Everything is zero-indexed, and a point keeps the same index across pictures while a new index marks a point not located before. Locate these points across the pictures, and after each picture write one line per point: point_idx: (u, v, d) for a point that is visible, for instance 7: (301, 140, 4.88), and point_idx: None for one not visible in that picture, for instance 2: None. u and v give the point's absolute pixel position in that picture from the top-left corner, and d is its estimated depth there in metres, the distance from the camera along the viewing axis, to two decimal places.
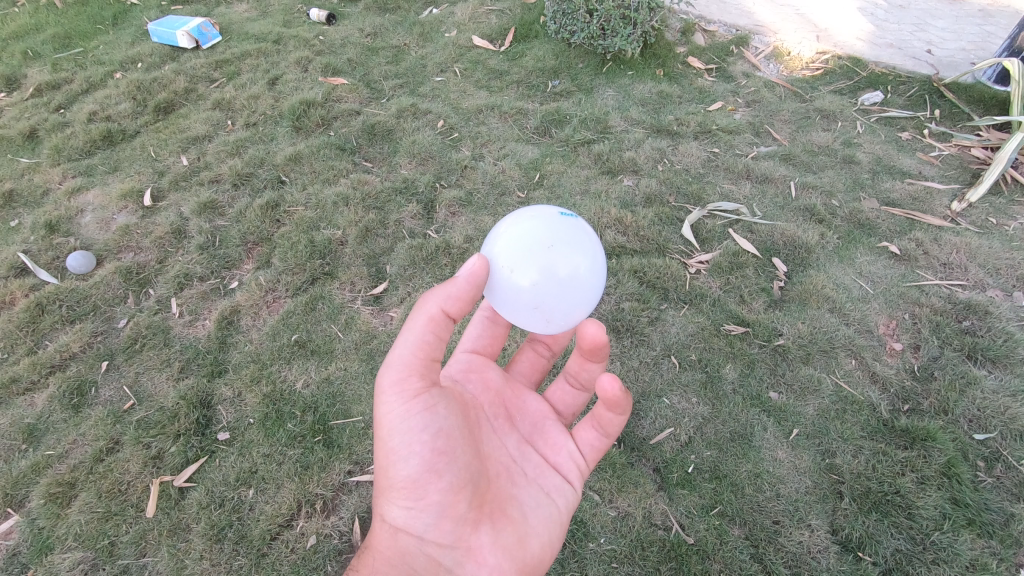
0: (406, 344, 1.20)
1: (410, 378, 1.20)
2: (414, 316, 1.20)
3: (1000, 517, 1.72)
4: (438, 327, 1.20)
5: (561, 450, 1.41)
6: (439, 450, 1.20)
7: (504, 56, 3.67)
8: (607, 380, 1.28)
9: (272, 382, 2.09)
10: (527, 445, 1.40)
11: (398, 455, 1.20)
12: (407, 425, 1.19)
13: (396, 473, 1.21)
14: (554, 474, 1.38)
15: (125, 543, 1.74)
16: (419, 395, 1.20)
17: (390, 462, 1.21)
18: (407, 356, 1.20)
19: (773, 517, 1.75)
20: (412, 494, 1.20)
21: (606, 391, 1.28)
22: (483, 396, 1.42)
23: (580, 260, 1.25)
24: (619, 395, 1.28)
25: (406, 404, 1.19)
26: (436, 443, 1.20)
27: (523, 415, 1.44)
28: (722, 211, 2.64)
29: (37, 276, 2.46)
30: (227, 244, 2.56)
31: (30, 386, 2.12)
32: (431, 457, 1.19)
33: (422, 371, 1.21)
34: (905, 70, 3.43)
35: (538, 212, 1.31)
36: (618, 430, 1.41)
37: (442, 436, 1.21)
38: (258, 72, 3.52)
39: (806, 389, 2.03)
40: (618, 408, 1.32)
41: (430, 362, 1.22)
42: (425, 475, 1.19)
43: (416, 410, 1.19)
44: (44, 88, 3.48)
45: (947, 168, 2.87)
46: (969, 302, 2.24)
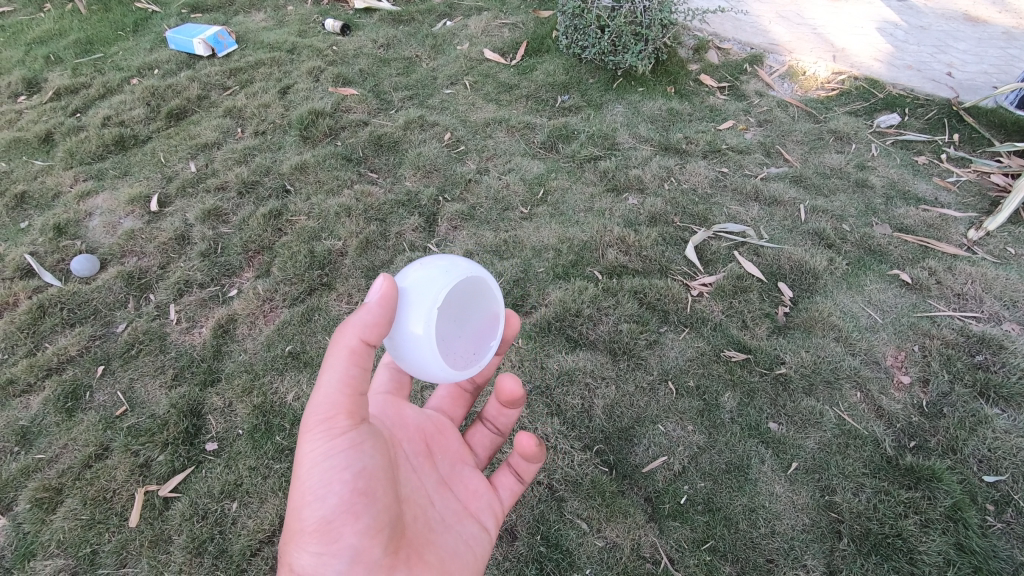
0: (331, 380, 1.17)
1: (337, 417, 1.17)
2: (335, 349, 1.16)
3: (1009, 566, 1.64)
4: (361, 361, 1.18)
5: (479, 498, 1.46)
6: (360, 490, 1.17)
7: (514, 69, 3.67)
8: (523, 437, 1.45)
9: (263, 393, 2.08)
10: (446, 488, 1.42)
11: (313, 496, 1.15)
12: (330, 464, 1.16)
13: (306, 516, 1.14)
14: (473, 521, 1.42)
15: (107, 552, 1.73)
16: (345, 433, 1.18)
17: (303, 502, 1.15)
18: (332, 392, 1.17)
19: (767, 555, 1.69)
20: (324, 536, 1.13)
21: (524, 446, 1.45)
22: (402, 433, 1.40)
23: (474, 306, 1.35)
24: (535, 450, 1.45)
25: (329, 443, 1.17)
26: (357, 482, 1.18)
27: (444, 455, 1.48)
28: (728, 233, 2.59)
29: (42, 278, 2.49)
30: (228, 252, 2.57)
31: (27, 389, 2.13)
32: (351, 496, 1.16)
33: (349, 409, 1.19)
34: (923, 93, 3.35)
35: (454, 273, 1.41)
36: (532, 475, 1.55)
37: (364, 475, 1.19)
38: (271, 81, 3.57)
39: (807, 421, 1.96)
40: (533, 460, 1.48)
41: (355, 397, 1.19)
42: (341, 516, 1.14)
43: (340, 446, 1.17)
44: (63, 93, 3.56)
45: (965, 195, 2.79)
46: (982, 336, 2.16)
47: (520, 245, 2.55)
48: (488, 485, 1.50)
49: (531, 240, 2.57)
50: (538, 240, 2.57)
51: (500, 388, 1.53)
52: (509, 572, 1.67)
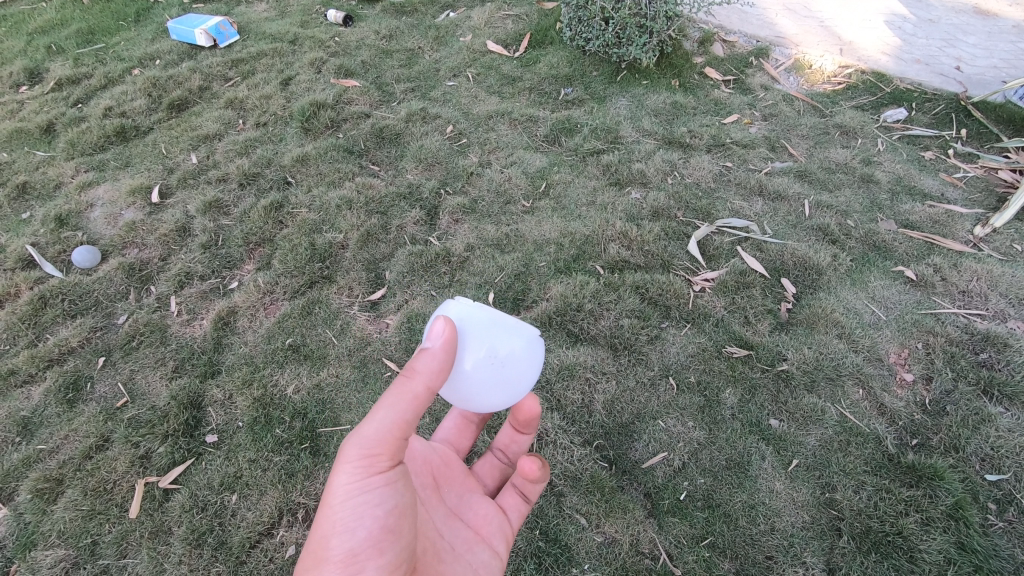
0: (379, 421, 1.16)
1: (379, 456, 1.17)
2: (395, 394, 1.15)
3: (1009, 564, 1.63)
4: (420, 407, 1.18)
5: (491, 520, 1.46)
6: (388, 527, 1.19)
7: (517, 62, 3.64)
8: (529, 460, 1.44)
9: (263, 386, 2.07)
10: (455, 518, 1.44)
11: (342, 528, 1.14)
12: (363, 499, 1.16)
13: (333, 546, 1.14)
14: (485, 547, 1.42)
15: (107, 543, 1.73)
16: (382, 473, 1.18)
17: (332, 532, 1.14)
18: (378, 432, 1.16)
19: (765, 551, 1.68)
20: (347, 568, 1.13)
21: (528, 468, 1.44)
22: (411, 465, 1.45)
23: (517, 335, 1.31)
24: (538, 473, 1.44)
25: (364, 479, 1.17)
26: (387, 520, 1.19)
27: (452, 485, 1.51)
28: (731, 228, 2.57)
29: (43, 269, 2.49)
30: (229, 244, 2.56)
31: (27, 379, 2.14)
32: (379, 532, 1.17)
33: (391, 452, 1.18)
34: (931, 87, 3.31)
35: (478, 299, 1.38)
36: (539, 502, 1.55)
37: (395, 514, 1.20)
38: (273, 72, 3.55)
39: (808, 418, 1.95)
40: (537, 480, 1.45)
41: (400, 442, 1.19)
42: (367, 550, 1.15)
43: (375, 483, 1.18)
44: (65, 83, 3.55)
45: (972, 191, 2.76)
46: (987, 334, 2.14)
47: (521, 239, 2.53)
48: (498, 509, 1.49)
49: (532, 234, 2.55)
50: (540, 234, 2.55)
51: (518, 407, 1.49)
52: (509, 568, 1.67)
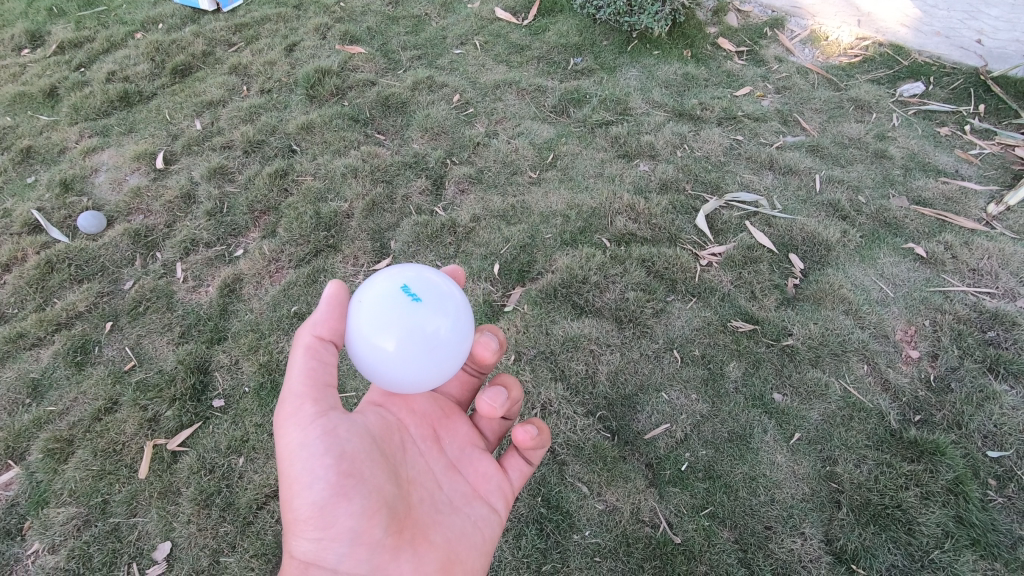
0: (295, 375, 1.23)
1: (305, 405, 1.21)
2: (297, 350, 1.26)
3: (1007, 539, 1.64)
4: (319, 354, 1.26)
5: (489, 479, 1.46)
6: (345, 472, 1.17)
7: (526, 30, 3.56)
8: (521, 429, 1.39)
9: (269, 352, 2.09)
10: (451, 473, 1.42)
11: (301, 486, 1.16)
12: (309, 451, 1.17)
13: (298, 507, 1.17)
14: (482, 502, 1.41)
15: (118, 502, 1.77)
16: (316, 420, 1.20)
17: (294, 493, 1.17)
18: (298, 385, 1.22)
19: (765, 522, 1.70)
20: (319, 524, 1.15)
21: (522, 438, 1.40)
22: (409, 419, 1.44)
23: (440, 320, 1.23)
24: (540, 440, 1.43)
25: (305, 432, 1.18)
26: (341, 464, 1.17)
27: (451, 440, 1.48)
28: (741, 203, 2.54)
29: (49, 234, 2.49)
30: (234, 212, 2.56)
31: (37, 342, 2.15)
32: (337, 479, 1.16)
33: (316, 397, 1.22)
34: (950, 61, 3.23)
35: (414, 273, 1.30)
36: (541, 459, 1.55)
37: (347, 458, 1.19)
38: (277, 37, 3.49)
39: (812, 392, 1.95)
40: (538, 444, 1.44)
41: (323, 389, 1.24)
42: (332, 501, 1.15)
43: (316, 433, 1.18)
44: (67, 46, 3.50)
45: (987, 168, 2.71)
46: (995, 312, 2.12)
47: (528, 211, 2.51)
48: (497, 467, 1.49)
49: (539, 205, 2.53)
50: (546, 206, 2.53)
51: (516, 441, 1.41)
52: (510, 532, 1.70)
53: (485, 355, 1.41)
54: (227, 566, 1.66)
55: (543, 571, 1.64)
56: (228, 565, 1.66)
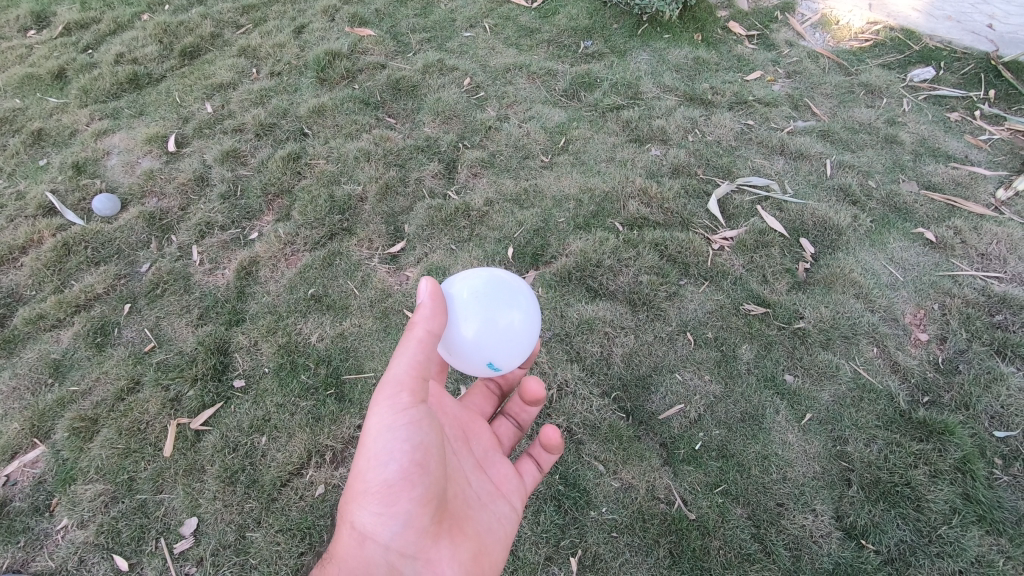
0: (399, 366, 1.27)
1: (403, 395, 1.25)
2: (406, 339, 1.28)
3: (1012, 516, 1.69)
4: (428, 350, 1.29)
5: (511, 481, 1.54)
6: (420, 463, 1.24)
7: (536, 13, 3.54)
8: (550, 428, 1.56)
9: (287, 334, 2.11)
10: (480, 471, 1.49)
11: (377, 462, 1.22)
12: (393, 435, 1.23)
13: (371, 478, 1.22)
14: (506, 502, 1.49)
15: (144, 479, 1.81)
16: (408, 410, 1.26)
17: (369, 465, 1.23)
18: (401, 375, 1.26)
19: (777, 499, 1.75)
20: (385, 499, 1.21)
21: (549, 436, 1.56)
22: (445, 417, 1.50)
23: (514, 314, 1.37)
24: (558, 441, 1.56)
25: (394, 415, 1.25)
26: (416, 455, 1.24)
27: (478, 442, 1.56)
28: (752, 186, 2.56)
29: (64, 217, 2.50)
30: (248, 195, 2.57)
31: (57, 324, 2.18)
32: (411, 468, 1.23)
33: (415, 391, 1.27)
34: (961, 46, 3.23)
35: (488, 277, 1.42)
36: (550, 465, 1.65)
37: (422, 449, 1.25)
38: (285, 20, 3.46)
39: (823, 374, 1.99)
40: (554, 450, 1.59)
41: (421, 384, 1.28)
42: (402, 482, 1.22)
43: (404, 421, 1.25)
44: (73, 28, 3.48)
45: (997, 153, 2.72)
46: (1004, 296, 2.15)
47: (540, 195, 2.53)
48: (514, 471, 1.57)
49: (552, 190, 2.54)
50: (559, 190, 2.54)
51: (542, 436, 1.57)
52: (529, 509, 1.74)
53: (536, 394, 1.62)
54: (253, 541, 1.70)
55: (562, 546, 1.68)
56: (254, 540, 1.70)
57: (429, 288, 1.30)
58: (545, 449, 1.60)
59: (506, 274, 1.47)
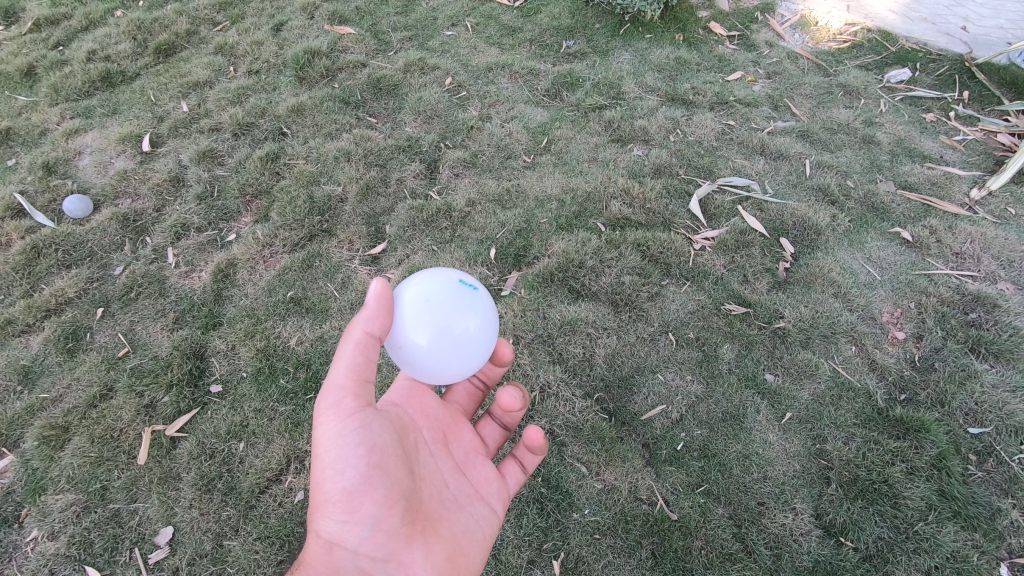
0: (340, 370, 1.22)
1: (347, 399, 1.22)
2: (344, 342, 1.22)
3: (986, 511, 1.72)
4: (368, 351, 1.23)
5: (489, 481, 1.52)
6: (376, 464, 1.22)
7: (518, 11, 3.53)
8: (534, 432, 1.55)
9: (266, 337, 2.08)
10: (457, 472, 1.47)
11: (333, 470, 1.20)
12: (344, 442, 1.20)
13: (328, 488, 1.20)
14: (483, 503, 1.47)
15: (118, 488, 1.76)
16: (355, 414, 1.22)
17: (325, 476, 1.20)
18: (342, 380, 1.22)
19: (758, 498, 1.76)
20: (347, 506, 1.20)
21: (533, 439, 1.55)
22: (423, 420, 1.48)
23: (470, 320, 1.31)
24: (541, 442, 1.55)
25: (343, 423, 1.21)
26: (371, 457, 1.22)
27: (458, 443, 1.54)
28: (733, 186, 2.58)
29: (34, 218, 2.43)
30: (226, 195, 2.52)
31: (26, 329, 2.12)
32: (368, 470, 1.21)
33: (357, 393, 1.23)
34: (936, 47, 3.28)
35: (444, 276, 1.37)
36: (535, 466, 1.64)
37: (377, 451, 1.23)
38: (263, 17, 3.41)
39: (803, 373, 2.01)
40: (539, 450, 1.58)
41: (365, 386, 1.24)
42: (361, 487, 1.20)
43: (353, 425, 1.21)
44: (42, 24, 3.39)
45: (970, 153, 2.77)
46: (977, 294, 2.19)
47: (523, 195, 2.52)
48: (495, 472, 1.56)
49: (534, 190, 2.53)
50: (542, 190, 2.53)
51: (526, 437, 1.56)
52: (511, 512, 1.73)
53: (513, 403, 1.56)
54: (231, 549, 1.67)
55: (544, 549, 1.68)
56: (231, 548, 1.67)
57: (377, 290, 1.23)
58: (528, 449, 1.58)
59: (462, 275, 1.41)
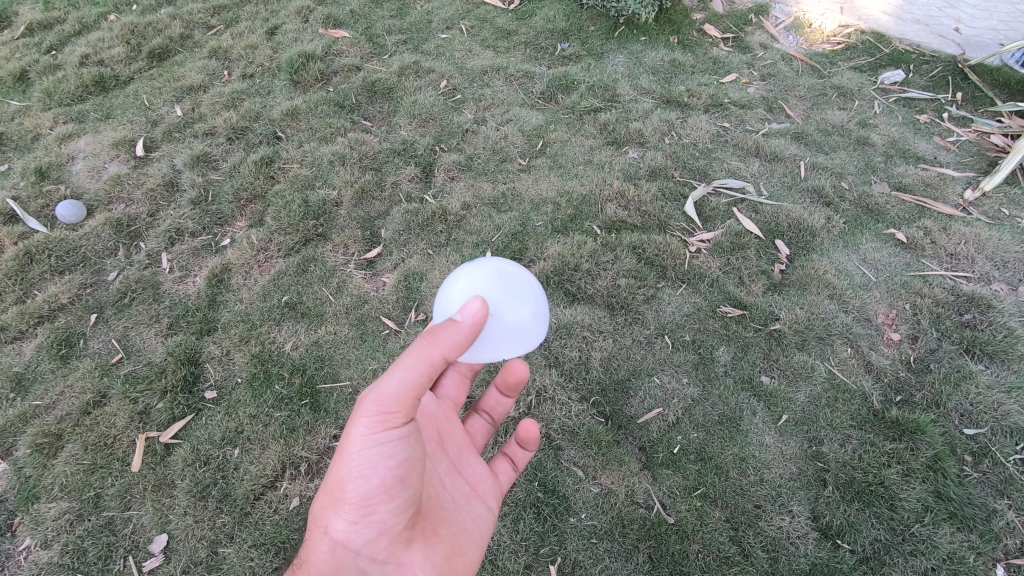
0: (396, 380, 1.19)
1: (394, 413, 1.20)
2: (412, 347, 1.19)
3: (982, 512, 1.72)
4: (433, 372, 1.22)
5: (487, 483, 1.52)
6: (402, 477, 1.22)
7: (513, 14, 3.53)
8: (529, 425, 1.55)
9: (261, 342, 2.07)
10: (455, 473, 1.47)
11: (358, 473, 1.18)
12: (376, 450, 1.19)
13: (349, 489, 1.19)
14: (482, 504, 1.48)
15: (111, 495, 1.75)
16: (396, 426, 1.21)
17: (349, 477, 1.18)
18: (395, 392, 1.19)
19: (755, 500, 1.76)
20: (362, 510, 1.19)
21: (526, 433, 1.56)
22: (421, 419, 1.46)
23: (524, 310, 1.36)
24: (534, 436, 1.56)
25: (380, 430, 1.19)
26: (399, 470, 1.21)
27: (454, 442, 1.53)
28: (728, 189, 2.58)
29: (26, 224, 2.42)
30: (220, 200, 2.51)
31: (18, 335, 2.10)
32: (392, 480, 1.21)
33: (405, 408, 1.21)
34: (930, 49, 3.29)
35: (493, 267, 1.40)
36: (525, 463, 1.65)
37: (406, 465, 1.23)
38: (258, 21, 3.40)
39: (799, 375, 2.01)
40: (530, 447, 1.59)
41: (415, 400, 1.22)
42: (380, 495, 1.20)
43: (389, 436, 1.20)
44: (35, 28, 3.38)
45: (964, 154, 2.77)
46: (972, 295, 2.20)
47: (518, 198, 2.51)
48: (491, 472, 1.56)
49: (529, 193, 2.53)
50: (537, 193, 2.53)
51: (519, 431, 1.56)
52: (508, 517, 1.73)
53: (521, 377, 1.58)
54: (226, 557, 1.66)
55: (541, 553, 1.68)
56: (226, 556, 1.66)
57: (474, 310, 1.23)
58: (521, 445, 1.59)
59: (509, 264, 1.44)
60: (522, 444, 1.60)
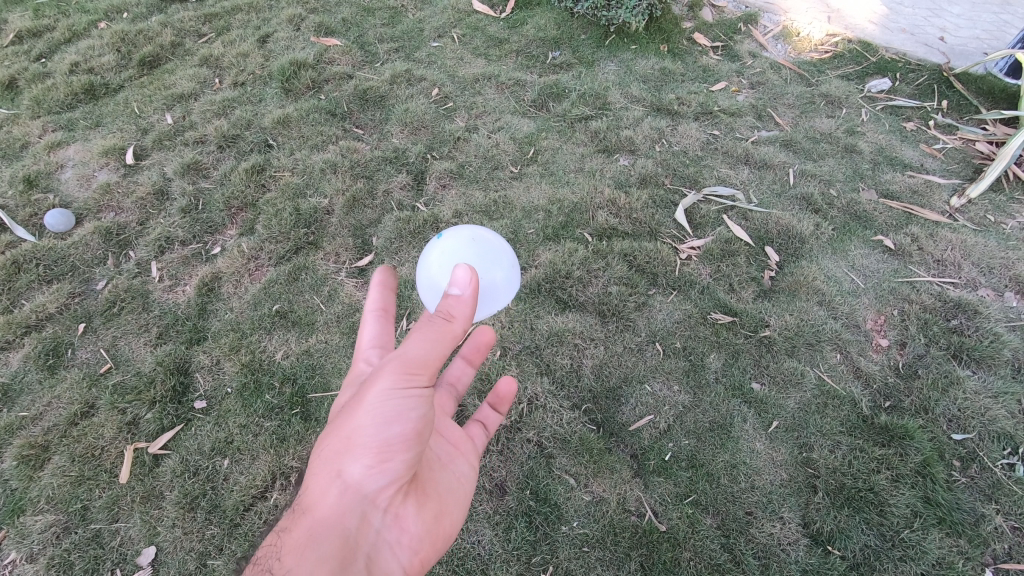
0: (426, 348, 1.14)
1: (422, 373, 1.15)
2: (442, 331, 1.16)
3: (970, 517, 1.73)
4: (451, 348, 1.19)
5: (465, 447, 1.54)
6: (421, 432, 1.18)
7: (504, 23, 3.55)
8: (507, 383, 1.67)
9: (251, 351, 2.06)
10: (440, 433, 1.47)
11: (380, 421, 1.13)
12: (403, 403, 1.13)
13: (368, 435, 1.13)
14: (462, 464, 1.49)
15: (99, 507, 1.73)
16: (422, 385, 1.16)
17: (371, 424, 1.13)
18: (425, 356, 1.14)
19: (746, 507, 1.76)
20: (378, 457, 1.14)
21: (505, 390, 1.68)
22: None
23: (497, 273, 1.42)
24: (512, 394, 1.69)
25: (410, 385, 1.14)
26: (420, 425, 1.17)
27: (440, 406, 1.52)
28: (718, 196, 2.60)
29: (14, 232, 2.40)
30: (211, 208, 2.50)
31: (4, 346, 2.08)
32: (412, 434, 1.16)
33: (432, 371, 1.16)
34: (915, 57, 3.34)
35: (468, 233, 1.45)
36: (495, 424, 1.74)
37: (426, 421, 1.19)
38: (249, 28, 3.41)
39: (789, 381, 2.02)
40: (504, 407, 1.72)
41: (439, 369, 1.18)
42: (399, 446, 1.15)
43: (414, 394, 1.15)
44: (25, 36, 3.37)
45: (950, 161, 2.81)
46: (959, 301, 2.22)
47: (510, 206, 2.52)
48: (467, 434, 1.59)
49: (520, 200, 2.54)
50: (528, 201, 2.54)
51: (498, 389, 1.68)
52: (500, 525, 1.73)
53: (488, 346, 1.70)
54: (215, 569, 1.64)
55: (533, 562, 1.67)
56: (215, 568, 1.65)
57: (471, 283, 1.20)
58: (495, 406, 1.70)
59: (485, 231, 1.49)
60: (495, 405, 1.71)
